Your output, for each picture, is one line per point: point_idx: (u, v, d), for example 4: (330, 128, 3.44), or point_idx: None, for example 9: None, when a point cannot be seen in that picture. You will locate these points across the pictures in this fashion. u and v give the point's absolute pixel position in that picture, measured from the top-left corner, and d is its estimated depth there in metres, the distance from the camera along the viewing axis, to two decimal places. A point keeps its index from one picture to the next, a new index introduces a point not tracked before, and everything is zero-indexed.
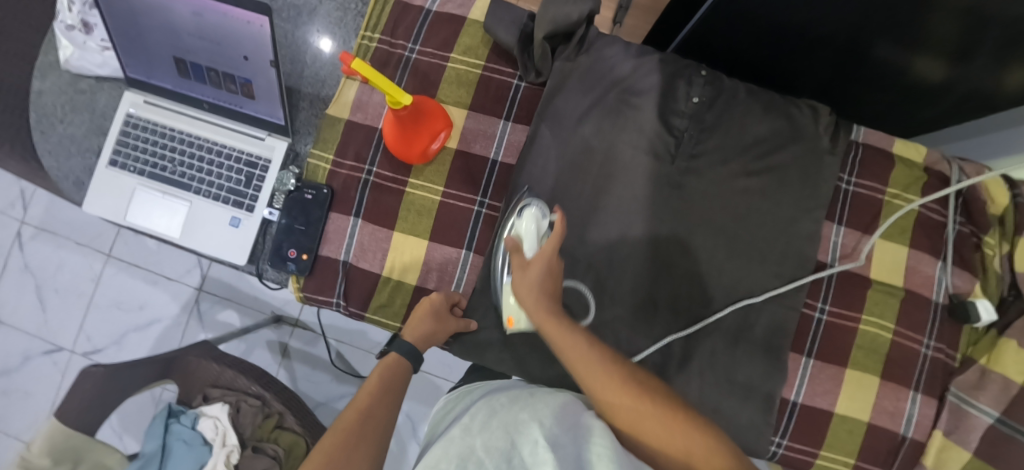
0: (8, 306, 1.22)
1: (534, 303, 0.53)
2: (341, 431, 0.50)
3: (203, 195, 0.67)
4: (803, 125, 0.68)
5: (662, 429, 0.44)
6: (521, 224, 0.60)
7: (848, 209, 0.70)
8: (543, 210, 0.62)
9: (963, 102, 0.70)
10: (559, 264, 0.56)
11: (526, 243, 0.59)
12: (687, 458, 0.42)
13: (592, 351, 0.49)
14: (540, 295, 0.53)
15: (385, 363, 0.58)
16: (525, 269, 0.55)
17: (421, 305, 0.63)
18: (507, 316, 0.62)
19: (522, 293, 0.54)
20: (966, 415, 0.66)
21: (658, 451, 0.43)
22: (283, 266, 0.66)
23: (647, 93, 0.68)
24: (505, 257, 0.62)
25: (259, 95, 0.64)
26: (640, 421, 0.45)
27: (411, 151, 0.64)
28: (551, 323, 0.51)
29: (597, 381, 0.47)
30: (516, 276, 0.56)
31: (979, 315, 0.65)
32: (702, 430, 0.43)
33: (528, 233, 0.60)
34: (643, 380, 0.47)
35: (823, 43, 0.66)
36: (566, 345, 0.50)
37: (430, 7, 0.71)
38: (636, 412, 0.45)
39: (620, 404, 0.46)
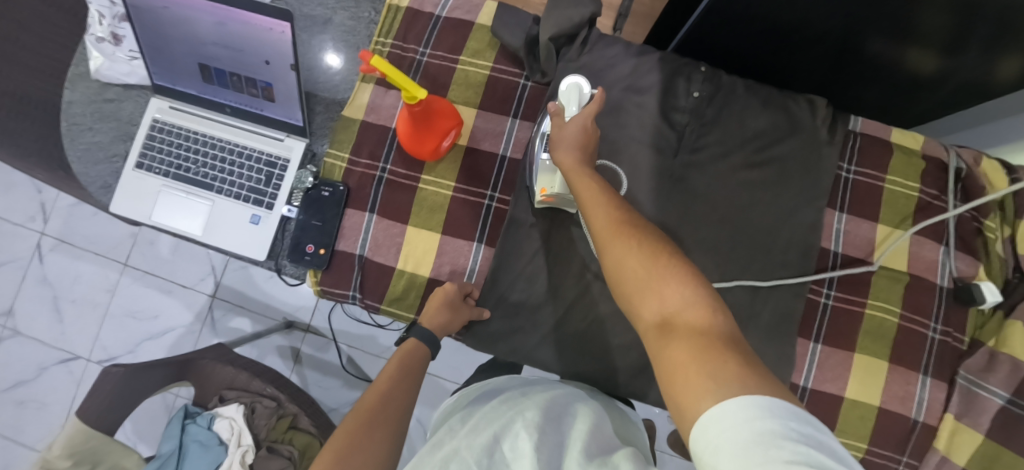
0: (27, 317, 1.25)
1: (564, 152, 0.54)
2: (359, 415, 0.52)
3: (225, 195, 0.70)
4: (802, 116, 0.71)
5: (648, 269, 0.42)
6: (565, 94, 0.62)
7: (849, 196, 0.71)
8: (585, 83, 0.63)
9: (958, 92, 0.73)
10: (598, 136, 0.57)
11: (569, 107, 0.61)
12: (663, 307, 0.39)
13: (606, 198, 0.49)
14: (572, 147, 0.55)
15: (404, 349, 0.61)
16: (563, 126, 0.56)
17: (435, 296, 0.65)
18: (540, 187, 0.63)
19: (557, 144, 0.55)
20: (978, 397, 0.66)
21: (637, 286, 0.42)
22: (301, 260, 0.68)
23: (649, 90, 0.71)
24: (546, 134, 0.64)
25: (279, 98, 0.67)
26: (626, 259, 0.43)
27: (423, 149, 0.67)
28: (574, 172, 0.53)
29: (603, 227, 0.47)
30: (552, 131, 0.57)
31: (984, 296, 0.66)
32: (691, 279, 0.40)
33: (569, 107, 0.61)
34: (647, 232, 0.45)
35: (816, 39, 0.69)
36: (586, 190, 0.51)
37: (439, 13, 0.74)
38: (628, 249, 0.43)
39: (615, 247, 0.44)
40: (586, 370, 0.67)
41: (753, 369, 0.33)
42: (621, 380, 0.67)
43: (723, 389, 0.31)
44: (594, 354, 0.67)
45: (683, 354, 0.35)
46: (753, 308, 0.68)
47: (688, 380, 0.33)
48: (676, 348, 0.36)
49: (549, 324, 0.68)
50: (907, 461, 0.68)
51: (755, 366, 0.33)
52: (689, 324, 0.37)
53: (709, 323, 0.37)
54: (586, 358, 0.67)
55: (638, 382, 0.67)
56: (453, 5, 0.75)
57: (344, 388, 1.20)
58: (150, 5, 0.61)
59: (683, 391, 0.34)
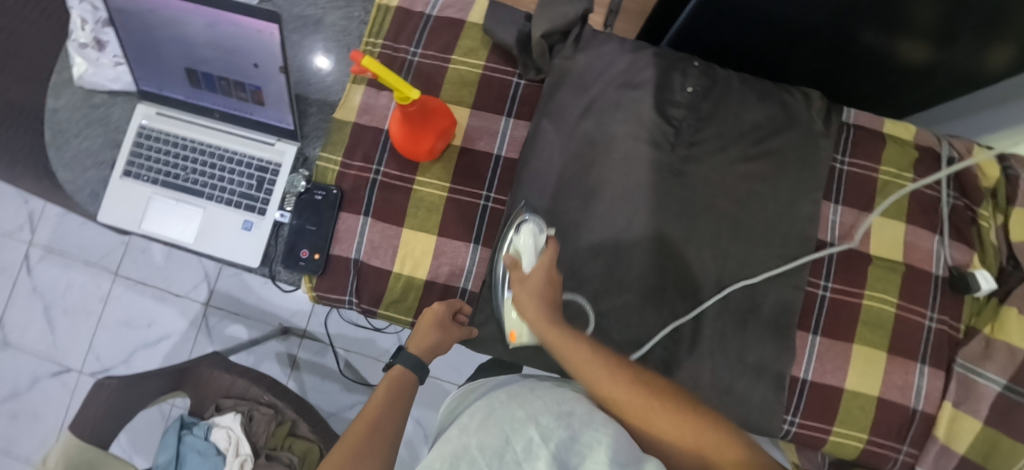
0: (16, 329, 1.23)
1: (534, 313, 0.56)
2: (346, 445, 0.50)
3: (216, 201, 0.69)
4: (796, 110, 0.71)
5: (674, 426, 0.48)
6: (519, 238, 0.63)
7: (844, 188, 0.72)
8: (539, 224, 0.64)
9: (949, 81, 0.73)
10: (558, 282, 0.60)
11: (524, 256, 0.62)
12: (703, 458, 0.45)
13: (597, 355, 0.53)
14: (541, 307, 0.57)
15: (391, 376, 0.58)
16: (524, 280, 0.59)
17: (425, 317, 0.63)
18: (509, 331, 0.64)
19: (523, 303, 0.58)
20: (975, 384, 0.67)
21: (671, 441, 0.47)
22: (296, 265, 0.67)
23: (644, 85, 0.70)
24: (506, 276, 0.64)
25: (270, 102, 0.66)
26: (654, 420, 0.49)
27: (419, 149, 0.65)
28: (554, 332, 0.55)
29: (614, 391, 0.51)
30: (516, 288, 0.59)
31: (980, 285, 0.67)
32: (705, 421, 0.47)
33: (523, 251, 0.62)
34: (648, 381, 0.52)
35: (809, 32, 0.69)
36: (571, 351, 0.54)
37: (431, 12, 0.73)
38: (646, 405, 0.50)
39: (631, 404, 0.50)
40: None
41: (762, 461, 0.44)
42: None
43: None
44: None
45: None
46: (753, 301, 0.68)
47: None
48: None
49: None
50: (908, 450, 0.68)
51: None
52: (733, 461, 0.43)
53: (744, 457, 0.44)
54: None
55: None
56: (444, 4, 0.74)
57: (342, 393, 1.19)
58: (135, 8, 0.60)
59: None
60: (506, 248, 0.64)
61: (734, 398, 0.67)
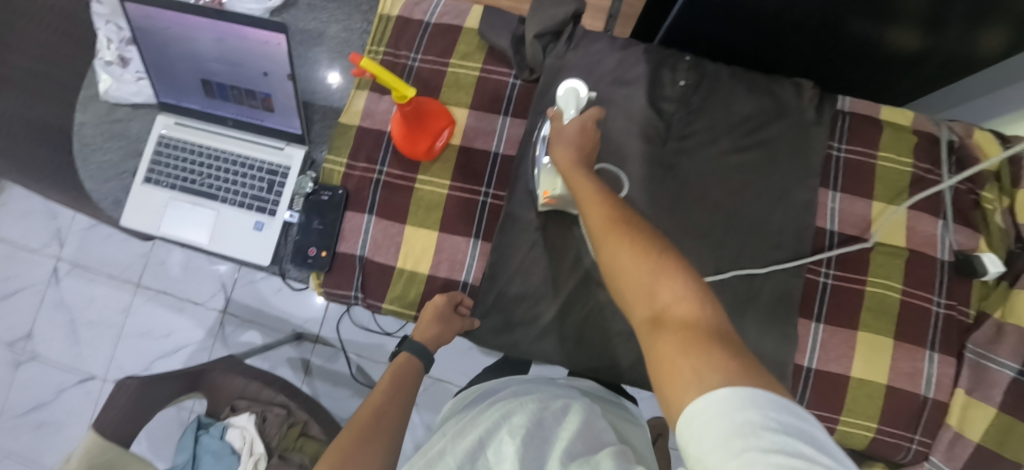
0: (45, 340, 1.28)
1: (562, 155, 0.57)
2: (354, 429, 0.54)
3: (229, 203, 0.73)
4: (789, 99, 0.71)
5: (639, 264, 0.41)
6: (563, 99, 0.64)
7: (842, 176, 0.72)
8: (582, 86, 0.64)
9: (944, 67, 0.73)
10: (595, 139, 0.60)
11: (566, 112, 0.63)
12: (653, 302, 0.39)
13: (600, 194, 0.50)
14: (568, 147, 0.57)
15: (396, 364, 0.64)
16: (560, 132, 0.59)
17: (426, 310, 0.66)
18: (543, 189, 0.65)
19: (553, 148, 0.59)
20: (987, 370, 0.65)
21: (629, 286, 0.41)
22: (304, 263, 0.70)
23: (636, 81, 0.72)
24: (546, 137, 0.66)
25: (278, 109, 0.70)
26: (621, 256, 0.42)
27: (418, 149, 0.68)
28: (574, 175, 0.54)
29: (597, 223, 0.47)
30: (551, 135, 0.60)
31: (986, 268, 0.66)
32: (681, 275, 0.39)
33: (568, 109, 0.63)
34: (637, 225, 0.45)
35: (798, 23, 0.70)
36: (583, 190, 0.52)
37: (428, 20, 0.77)
38: (619, 247, 0.43)
39: (610, 248, 0.44)
40: (588, 359, 0.68)
41: (738, 357, 0.32)
42: (624, 368, 0.67)
43: (714, 377, 0.30)
44: (594, 343, 0.68)
45: (670, 345, 0.34)
46: (753, 290, 0.68)
47: (675, 373, 0.33)
48: (666, 339, 0.35)
49: (550, 315, 0.68)
50: (920, 439, 0.67)
51: (754, 361, 0.32)
52: (680, 319, 0.36)
53: (699, 318, 0.36)
54: (587, 346, 0.68)
55: (639, 370, 0.67)
56: (441, 12, 0.77)
57: (355, 397, 1.21)
58: (153, 25, 0.66)
59: (672, 386, 0.32)
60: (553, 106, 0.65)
61: None
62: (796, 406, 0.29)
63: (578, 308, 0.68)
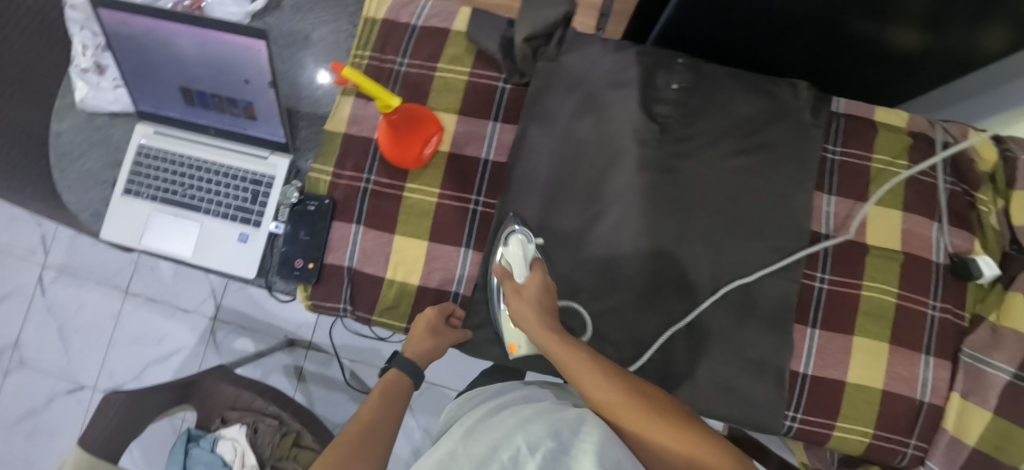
0: (32, 350, 1.26)
1: (535, 325, 0.55)
2: (343, 444, 0.48)
3: (213, 215, 0.71)
4: (783, 101, 0.70)
5: (671, 437, 0.45)
6: (508, 251, 0.64)
7: (837, 179, 0.71)
8: (528, 234, 0.65)
9: (944, 65, 0.72)
10: (556, 293, 0.60)
11: (517, 269, 0.62)
12: (700, 466, 0.42)
13: (597, 367, 0.51)
14: (539, 316, 0.56)
15: (385, 380, 0.58)
16: (520, 292, 0.58)
17: (417, 324, 0.64)
18: (508, 342, 0.65)
19: (522, 316, 0.56)
20: (984, 374, 0.65)
21: (664, 456, 0.44)
22: (291, 275, 0.68)
23: (629, 84, 0.71)
24: (500, 290, 0.65)
25: (261, 116, 0.68)
26: (648, 427, 0.46)
27: (407, 156, 0.67)
28: (556, 341, 0.53)
29: (608, 402, 0.48)
30: (511, 296, 0.58)
31: (981, 271, 0.66)
32: (708, 443, 0.44)
33: (513, 262, 0.63)
34: (649, 397, 0.49)
35: (796, 23, 0.69)
36: (577, 366, 0.51)
37: (416, 23, 0.75)
38: (646, 424, 0.46)
39: (632, 420, 0.46)
40: None
41: None
42: None
43: None
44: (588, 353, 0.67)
45: None
46: (749, 295, 0.67)
47: None
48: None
49: None
50: (917, 443, 0.67)
51: None
52: None
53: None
54: None
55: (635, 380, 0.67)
56: (429, 14, 0.75)
57: (349, 403, 1.20)
58: (129, 31, 0.64)
59: None
60: (496, 262, 0.64)
61: (735, 395, 0.66)
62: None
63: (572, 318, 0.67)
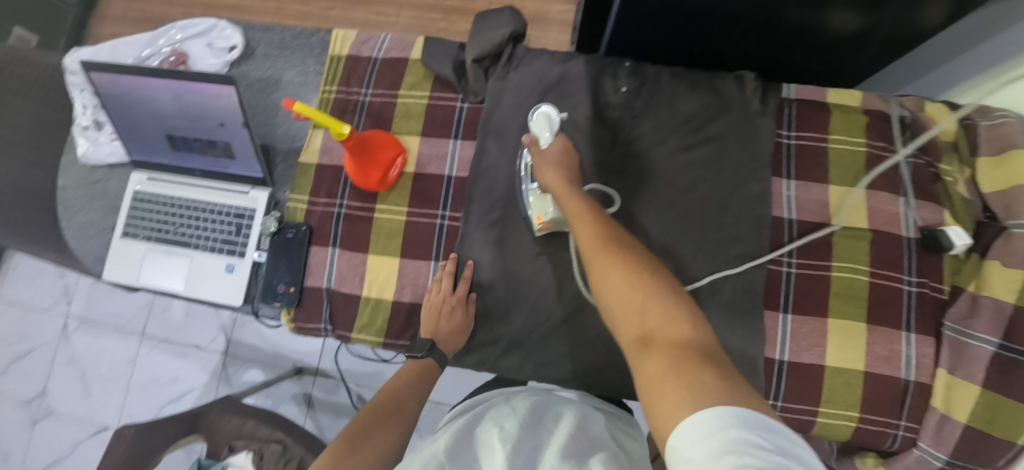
0: (60, 395, 1.33)
1: (550, 174, 0.58)
2: (361, 421, 0.54)
3: (202, 249, 0.76)
4: (731, 94, 0.72)
5: (625, 278, 0.41)
6: (536, 123, 0.65)
7: (794, 163, 0.71)
8: (553, 108, 0.66)
9: (892, 42, 0.73)
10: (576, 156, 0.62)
11: (542, 137, 0.64)
12: (643, 321, 0.38)
13: (590, 211, 0.51)
14: (554, 167, 0.59)
15: (415, 364, 0.64)
16: (542, 152, 0.62)
17: (446, 321, 0.67)
18: (536, 215, 0.66)
19: (540, 169, 0.60)
20: (967, 347, 0.63)
21: (619, 305, 0.41)
22: (273, 300, 0.72)
23: (578, 92, 0.74)
24: (529, 166, 0.68)
25: (239, 155, 0.73)
26: (608, 274, 0.43)
27: (370, 180, 0.71)
28: (563, 188, 0.56)
29: (587, 243, 0.47)
30: (535, 160, 0.61)
31: (952, 241, 0.64)
32: (666, 293, 0.39)
33: (542, 134, 0.64)
34: (631, 248, 0.45)
35: (733, 20, 0.71)
36: (572, 209, 0.52)
37: (376, 56, 0.80)
38: (612, 266, 0.43)
39: (599, 266, 0.44)
40: (556, 371, 0.68)
41: (726, 372, 0.32)
42: (591, 379, 0.67)
43: (702, 396, 0.29)
44: (558, 353, 0.68)
45: (659, 369, 0.33)
46: (714, 286, 0.68)
47: (666, 396, 0.31)
48: (656, 359, 0.34)
49: (514, 329, 0.69)
50: (907, 425, 0.65)
51: (732, 370, 0.32)
52: (668, 339, 0.36)
53: (687, 337, 0.35)
54: (556, 359, 0.68)
55: (609, 377, 0.67)
56: (388, 46, 0.80)
57: None
58: (116, 90, 0.70)
59: (663, 411, 0.30)
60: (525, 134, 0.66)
61: None
62: (776, 425, 0.27)
63: (541, 320, 0.68)
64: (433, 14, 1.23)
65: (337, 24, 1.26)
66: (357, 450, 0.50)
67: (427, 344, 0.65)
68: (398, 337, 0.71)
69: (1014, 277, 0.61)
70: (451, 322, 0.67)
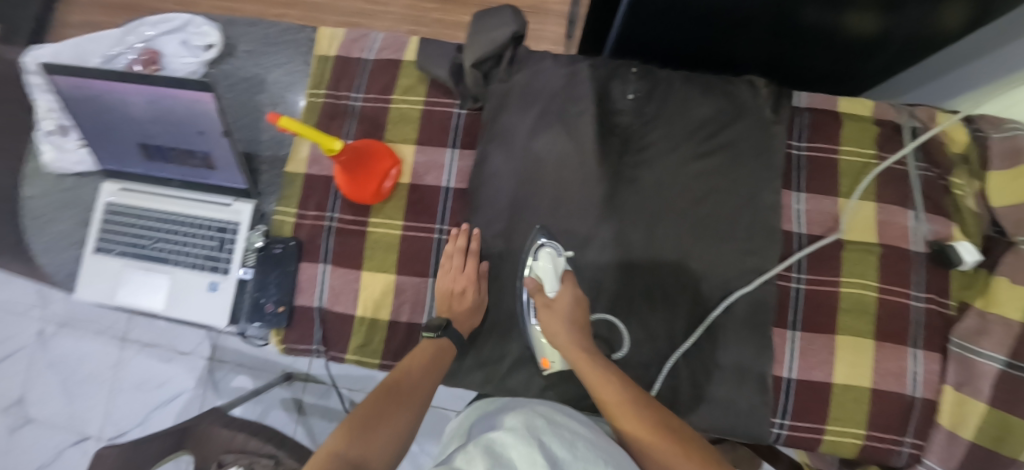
0: (37, 401, 1.27)
1: (566, 340, 0.57)
2: (373, 401, 0.51)
3: (182, 265, 0.71)
4: (744, 100, 0.70)
5: (683, 462, 0.46)
6: (539, 264, 0.62)
7: (804, 175, 0.69)
8: (557, 247, 0.63)
9: (908, 47, 0.70)
10: (582, 300, 0.61)
11: (547, 284, 0.61)
12: None
13: (612, 378, 0.53)
14: (568, 330, 0.58)
15: (429, 342, 0.60)
16: (552, 308, 0.59)
17: (462, 303, 0.65)
18: (542, 358, 0.63)
19: (553, 330, 0.58)
20: (974, 363, 0.62)
21: None
22: (262, 320, 0.68)
23: (585, 98, 0.69)
24: (530, 303, 0.64)
25: (220, 165, 0.68)
26: (666, 458, 0.46)
27: (364, 192, 0.66)
28: (585, 360, 0.55)
29: (634, 429, 0.49)
30: (543, 313, 0.59)
31: (962, 257, 0.63)
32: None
33: (544, 273, 0.62)
34: (672, 427, 0.49)
35: (749, 21, 0.67)
36: (597, 382, 0.53)
37: (369, 56, 0.75)
38: (674, 461, 0.46)
39: (653, 449, 0.47)
40: (562, 392, 0.66)
41: None
42: (597, 400, 0.65)
43: None
44: (563, 373, 0.66)
45: None
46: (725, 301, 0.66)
47: None
48: None
49: (518, 348, 0.66)
50: (912, 441, 0.64)
51: None
52: None
53: None
54: (562, 379, 0.66)
55: None
56: (381, 46, 0.75)
57: None
58: (83, 93, 0.64)
59: None
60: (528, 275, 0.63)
61: (720, 408, 0.64)
62: None
63: None
64: (427, 4, 1.17)
65: (324, 13, 1.19)
66: (369, 434, 0.47)
67: (443, 322, 0.62)
68: (395, 356, 0.68)
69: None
70: (466, 303, 0.65)
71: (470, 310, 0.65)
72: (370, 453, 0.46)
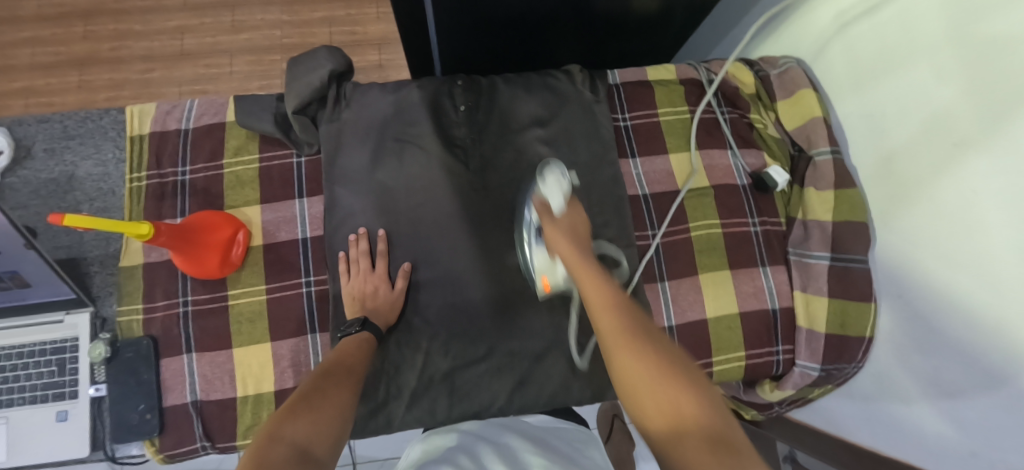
0: None
1: (562, 243, 0.55)
2: (304, 390, 0.46)
3: (18, 403, 0.61)
4: (564, 89, 0.75)
5: (642, 363, 0.39)
6: (547, 187, 0.62)
7: (635, 140, 0.76)
8: (563, 171, 0.64)
9: (690, 11, 0.80)
10: (588, 227, 0.60)
11: (552, 197, 0.61)
12: (675, 412, 0.35)
13: (610, 291, 0.48)
14: (566, 237, 0.56)
15: (350, 342, 0.58)
16: (556, 221, 0.58)
17: (382, 310, 0.63)
18: (542, 279, 0.63)
19: (552, 239, 0.57)
20: (811, 265, 0.71)
21: (646, 392, 0.37)
22: (130, 436, 0.61)
23: (420, 118, 0.72)
24: (531, 223, 0.65)
25: (37, 281, 0.58)
26: (635, 364, 0.39)
27: (209, 268, 0.63)
28: (574, 256, 0.53)
29: (610, 336, 0.43)
30: (546, 224, 0.58)
31: (774, 180, 0.73)
32: (696, 394, 0.36)
33: (552, 192, 0.61)
34: (653, 335, 0.42)
35: (553, 17, 0.73)
36: (590, 291, 0.49)
37: (186, 126, 0.71)
38: (636, 357, 0.40)
39: (625, 354, 0.40)
40: (469, 406, 0.66)
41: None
42: (505, 402, 0.66)
43: None
44: (464, 388, 0.66)
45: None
46: None
47: None
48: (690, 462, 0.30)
49: (415, 377, 0.65)
50: (784, 347, 0.72)
51: None
52: (706, 437, 0.32)
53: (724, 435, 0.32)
54: (468, 393, 0.66)
55: (524, 393, 0.67)
56: (198, 113, 0.72)
57: None
58: None
59: None
60: (535, 194, 0.63)
61: None
62: None
63: (439, 361, 0.66)
64: (273, 54, 1.14)
65: (162, 86, 1.11)
66: (307, 409, 0.43)
67: (360, 318, 0.60)
68: None
69: (827, 198, 0.69)
70: (379, 300, 0.64)
71: (375, 311, 0.63)
72: (315, 434, 0.41)
